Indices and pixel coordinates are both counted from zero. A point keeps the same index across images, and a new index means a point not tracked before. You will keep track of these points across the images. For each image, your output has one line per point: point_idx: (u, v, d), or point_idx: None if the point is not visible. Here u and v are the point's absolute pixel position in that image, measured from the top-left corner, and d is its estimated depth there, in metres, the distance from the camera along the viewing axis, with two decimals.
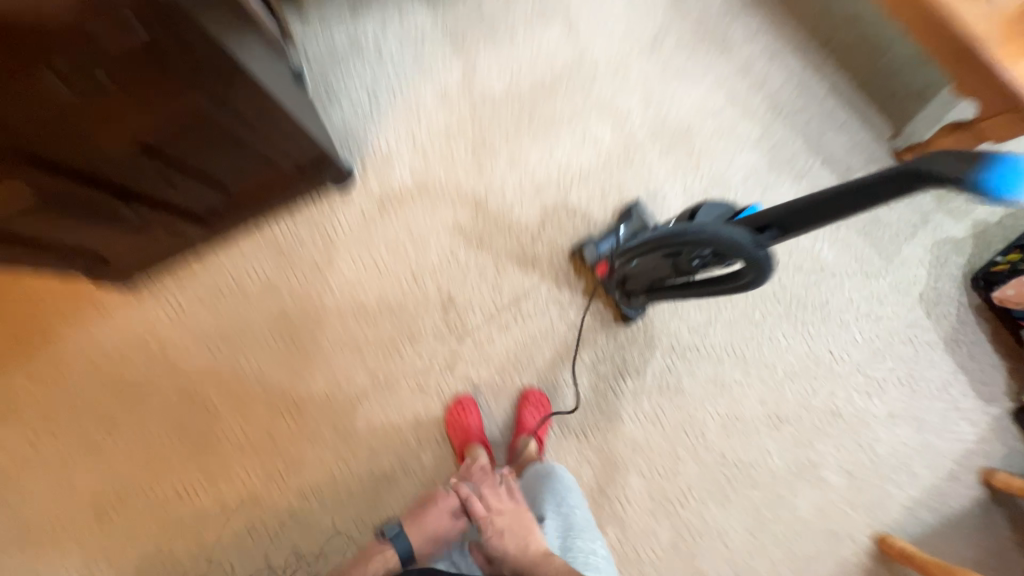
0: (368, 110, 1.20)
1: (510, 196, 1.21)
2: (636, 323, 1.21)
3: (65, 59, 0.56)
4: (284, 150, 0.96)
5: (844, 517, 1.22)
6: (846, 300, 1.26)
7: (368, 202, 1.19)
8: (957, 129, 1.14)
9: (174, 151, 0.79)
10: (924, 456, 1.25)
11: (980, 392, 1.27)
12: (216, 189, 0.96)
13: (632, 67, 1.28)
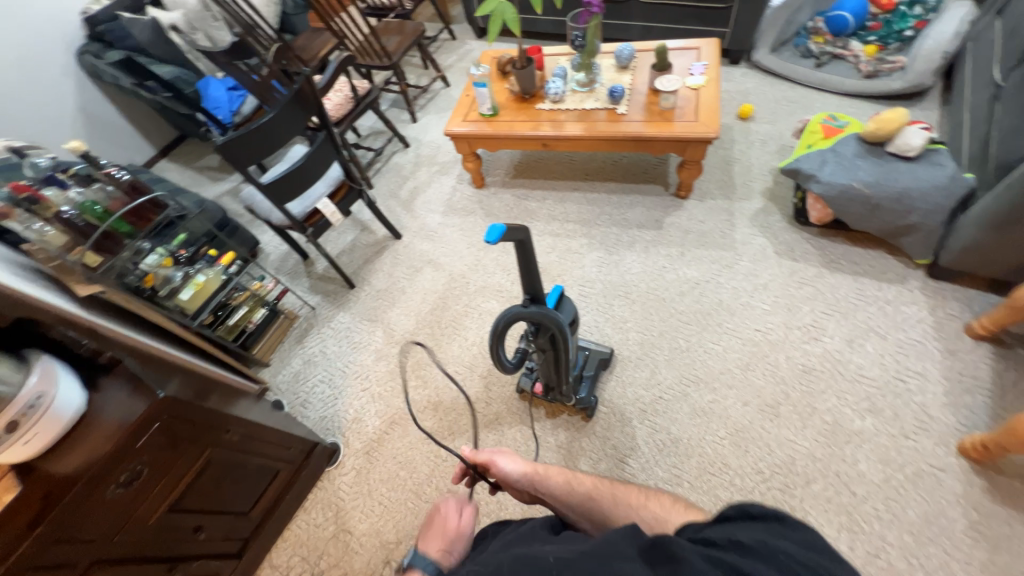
0: (331, 396, 1.60)
1: (455, 385, 1.52)
2: (601, 410, 1.37)
3: (122, 472, 0.88)
4: (279, 456, 1.26)
5: (911, 451, 1.16)
6: (733, 289, 1.52)
7: (358, 459, 1.44)
8: (684, 165, 1.66)
9: (199, 502, 1.08)
10: (909, 353, 1.30)
11: (889, 280, 1.44)
12: (237, 518, 1.19)
13: (487, 260, 1.83)
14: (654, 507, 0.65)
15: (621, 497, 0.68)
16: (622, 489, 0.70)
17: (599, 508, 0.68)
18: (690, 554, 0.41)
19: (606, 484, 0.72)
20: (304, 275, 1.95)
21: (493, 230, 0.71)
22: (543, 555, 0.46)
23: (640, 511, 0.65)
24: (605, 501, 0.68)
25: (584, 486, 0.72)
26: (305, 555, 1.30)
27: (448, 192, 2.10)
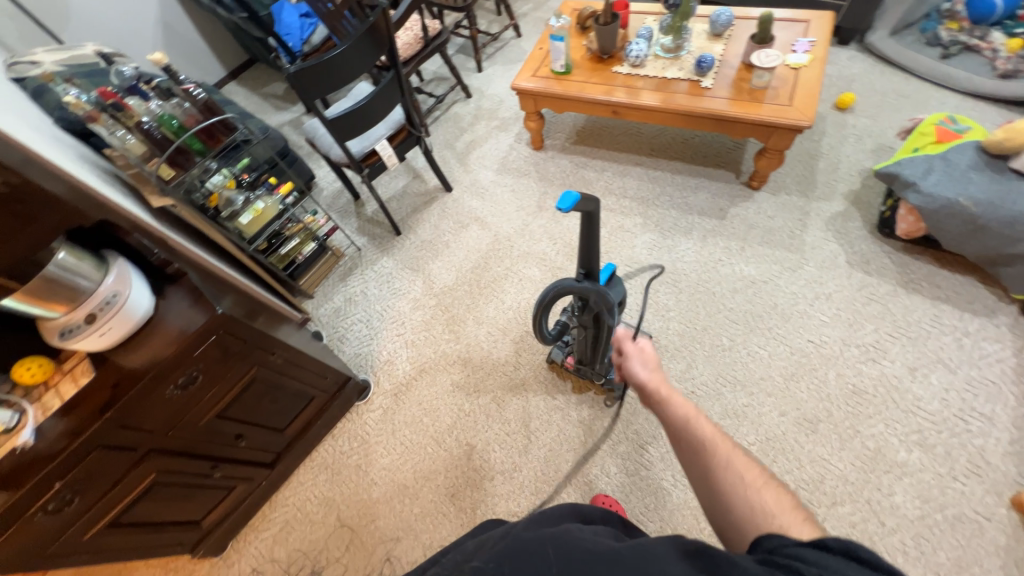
0: (367, 336, 1.66)
1: (487, 345, 1.54)
2: (629, 394, 1.35)
3: (181, 375, 0.96)
4: (315, 384, 1.33)
5: (956, 494, 1.09)
6: (792, 295, 1.42)
7: (386, 399, 1.51)
8: (764, 152, 1.52)
9: (243, 413, 1.16)
10: (979, 392, 1.19)
11: (973, 311, 1.30)
12: (274, 433, 1.28)
13: (535, 225, 1.79)
14: (768, 498, 0.53)
15: (735, 465, 0.57)
16: (740, 459, 0.58)
17: (704, 458, 0.59)
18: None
19: (725, 443, 0.59)
20: (354, 215, 1.98)
21: (566, 197, 0.69)
22: (573, 542, 0.47)
23: (751, 495, 0.54)
24: (715, 461, 0.58)
25: (702, 432, 0.61)
26: (329, 476, 1.40)
27: (505, 150, 2.04)
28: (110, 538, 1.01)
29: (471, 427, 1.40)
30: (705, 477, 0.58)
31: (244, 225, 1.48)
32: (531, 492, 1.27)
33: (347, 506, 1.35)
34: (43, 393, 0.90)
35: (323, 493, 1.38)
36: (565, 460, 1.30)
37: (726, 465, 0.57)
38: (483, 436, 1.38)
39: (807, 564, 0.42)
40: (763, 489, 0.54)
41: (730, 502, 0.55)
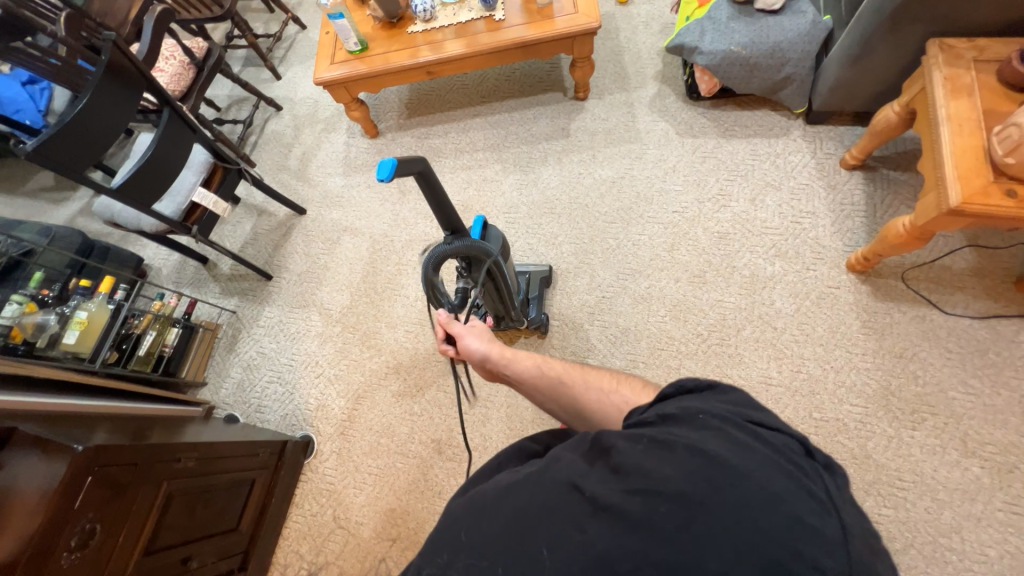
0: (286, 393, 1.52)
1: (410, 343, 1.51)
2: (554, 324, 1.42)
3: (71, 534, 0.79)
4: (248, 465, 1.21)
5: (813, 280, 1.34)
6: (647, 178, 1.57)
7: (335, 442, 1.42)
8: (576, 63, 1.61)
9: (177, 535, 1.01)
10: (801, 196, 1.45)
11: (776, 134, 1.55)
12: (227, 535, 1.15)
13: (405, 211, 1.73)
14: (625, 391, 0.70)
15: (590, 380, 0.72)
16: (591, 374, 0.74)
17: (572, 389, 0.73)
18: (617, 440, 0.47)
19: (578, 369, 0.75)
20: (210, 280, 1.75)
21: (383, 166, 0.66)
22: (488, 489, 0.50)
23: (612, 396, 0.69)
24: (574, 386, 0.73)
25: (555, 371, 0.76)
26: (312, 543, 1.32)
27: (342, 150, 1.91)
28: None
29: (429, 424, 1.38)
30: (580, 404, 0.72)
31: (73, 344, 1.23)
32: None
33: (345, 560, 1.28)
34: None
35: (314, 563, 1.29)
36: (524, 409, 1.35)
37: (585, 383, 0.72)
38: (444, 426, 1.37)
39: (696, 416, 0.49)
40: (619, 387, 0.71)
41: (600, 410, 0.69)
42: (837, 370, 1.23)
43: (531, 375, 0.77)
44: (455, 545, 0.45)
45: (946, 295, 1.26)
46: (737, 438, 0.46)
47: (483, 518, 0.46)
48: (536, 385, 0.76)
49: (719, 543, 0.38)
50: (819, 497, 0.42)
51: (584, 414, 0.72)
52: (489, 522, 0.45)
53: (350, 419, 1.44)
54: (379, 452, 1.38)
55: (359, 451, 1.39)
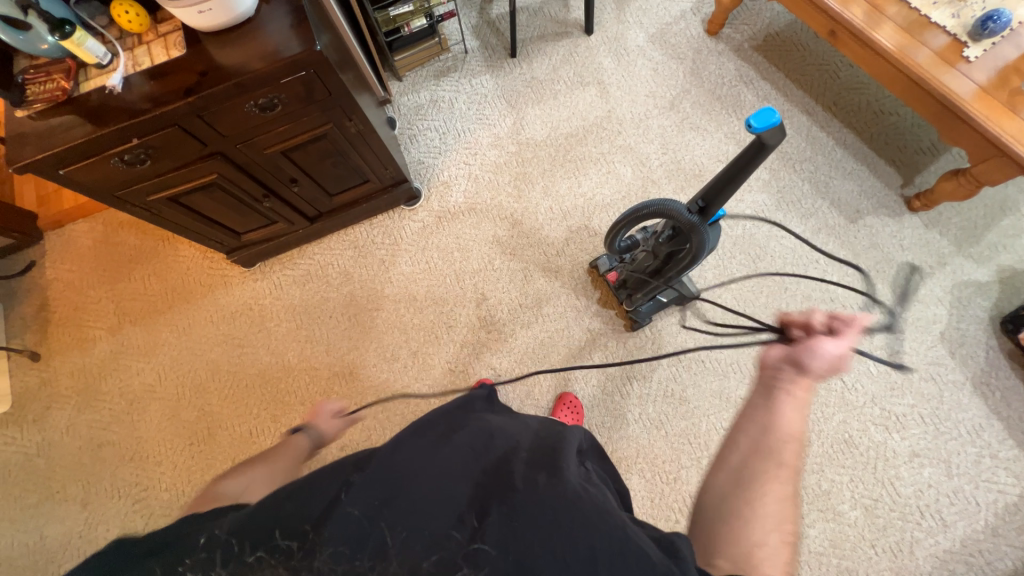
0: (435, 149, 1.58)
1: (542, 218, 1.48)
2: (645, 332, 1.35)
3: (263, 95, 0.93)
4: (374, 169, 1.32)
5: (862, 556, 1.16)
6: (859, 332, 1.31)
7: (429, 217, 1.51)
8: (959, 175, 1.23)
9: (303, 161, 1.17)
10: (956, 504, 1.18)
11: (1018, 441, 1.21)
12: (322, 195, 1.32)
13: (654, 123, 1.55)
14: (780, 551, 0.54)
15: (776, 509, 0.56)
16: (787, 509, 0.57)
17: (759, 467, 0.59)
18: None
19: (791, 486, 0.58)
20: (477, 9, 1.71)
21: (764, 113, 0.67)
22: (567, 479, 0.54)
23: (764, 529, 0.55)
24: (760, 486, 0.58)
25: (786, 457, 0.60)
26: (355, 254, 1.49)
27: (673, 16, 1.65)
28: (167, 212, 1.13)
29: (492, 282, 1.43)
30: (747, 484, 0.58)
31: None
32: (514, 361, 1.36)
33: (360, 286, 1.46)
34: (135, 45, 0.90)
35: (343, 266, 1.48)
36: (554, 352, 1.36)
37: (775, 501, 0.57)
38: (497, 295, 1.42)
39: None
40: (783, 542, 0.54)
41: (746, 521, 0.55)
42: None
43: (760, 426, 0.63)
44: (515, 488, 0.53)
45: None
46: None
47: (597, 541, 0.47)
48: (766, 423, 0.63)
49: None
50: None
51: (737, 483, 0.59)
52: (561, 523, 0.49)
53: (452, 216, 1.51)
54: (446, 258, 1.47)
55: (435, 242, 1.49)
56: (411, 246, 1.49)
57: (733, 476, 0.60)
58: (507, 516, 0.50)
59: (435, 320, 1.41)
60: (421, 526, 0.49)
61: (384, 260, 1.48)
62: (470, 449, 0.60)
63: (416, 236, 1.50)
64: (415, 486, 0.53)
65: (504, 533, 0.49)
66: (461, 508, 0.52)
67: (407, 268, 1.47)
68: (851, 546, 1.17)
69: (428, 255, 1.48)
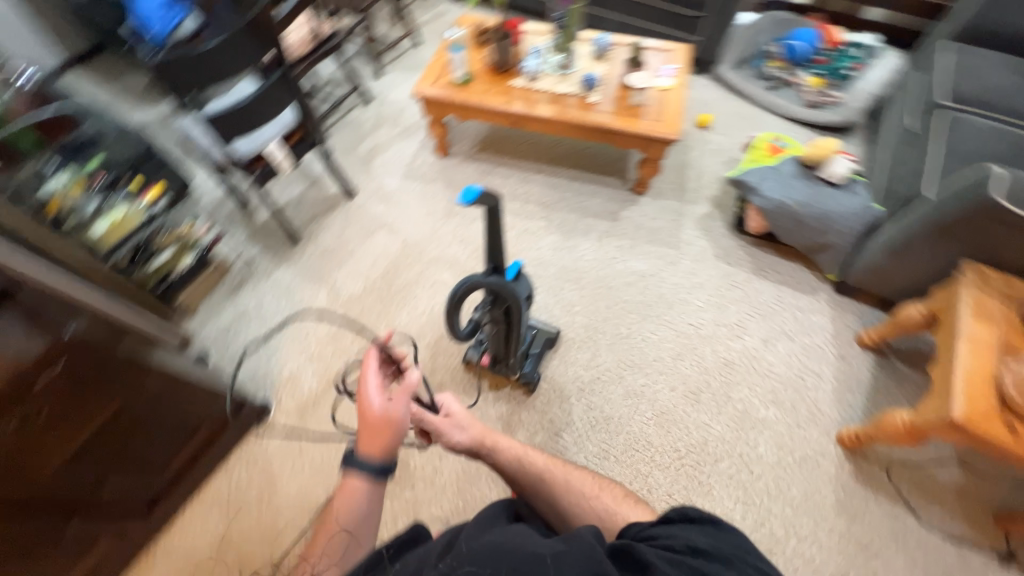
0: (264, 354, 1.51)
1: (401, 352, 1.50)
2: (543, 386, 1.43)
3: (12, 419, 0.78)
4: (199, 412, 1.18)
5: (800, 439, 1.34)
6: (675, 284, 1.63)
7: (291, 420, 1.38)
8: (645, 162, 1.73)
9: (106, 453, 0.98)
10: (811, 355, 1.48)
11: (803, 290, 1.62)
12: (146, 475, 1.10)
13: (445, 231, 1.80)
14: (605, 499, 0.73)
15: (572, 482, 0.75)
16: (576, 474, 0.77)
17: (535, 482, 0.76)
18: (655, 559, 0.49)
19: (557, 465, 0.79)
20: (242, 224, 1.79)
21: (468, 191, 0.77)
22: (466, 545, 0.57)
23: (591, 502, 0.72)
24: (557, 486, 0.75)
25: (536, 464, 0.79)
26: (224, 513, 1.25)
27: (411, 157, 2.02)
28: None
29: None
30: (549, 498, 0.74)
31: (98, 234, 1.28)
32: (454, 494, 1.27)
33: (248, 541, 1.21)
34: None
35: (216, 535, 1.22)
36: None
37: (566, 485, 0.75)
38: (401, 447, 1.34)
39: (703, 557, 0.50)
40: (601, 494, 0.74)
41: (581, 514, 0.71)
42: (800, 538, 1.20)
43: (513, 468, 0.79)
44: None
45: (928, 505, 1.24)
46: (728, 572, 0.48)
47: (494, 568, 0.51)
48: (515, 476, 0.77)
49: None
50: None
51: (556, 514, 0.73)
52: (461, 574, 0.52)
53: (314, 405, 1.41)
54: (330, 447, 1.34)
55: (311, 440, 1.35)
56: (287, 461, 1.32)
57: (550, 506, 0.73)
58: None
59: None
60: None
61: (264, 496, 1.27)
62: None
63: (287, 447, 1.34)
64: None
65: None
66: None
67: (293, 487, 1.28)
68: (789, 437, 1.34)
69: (310, 457, 1.32)
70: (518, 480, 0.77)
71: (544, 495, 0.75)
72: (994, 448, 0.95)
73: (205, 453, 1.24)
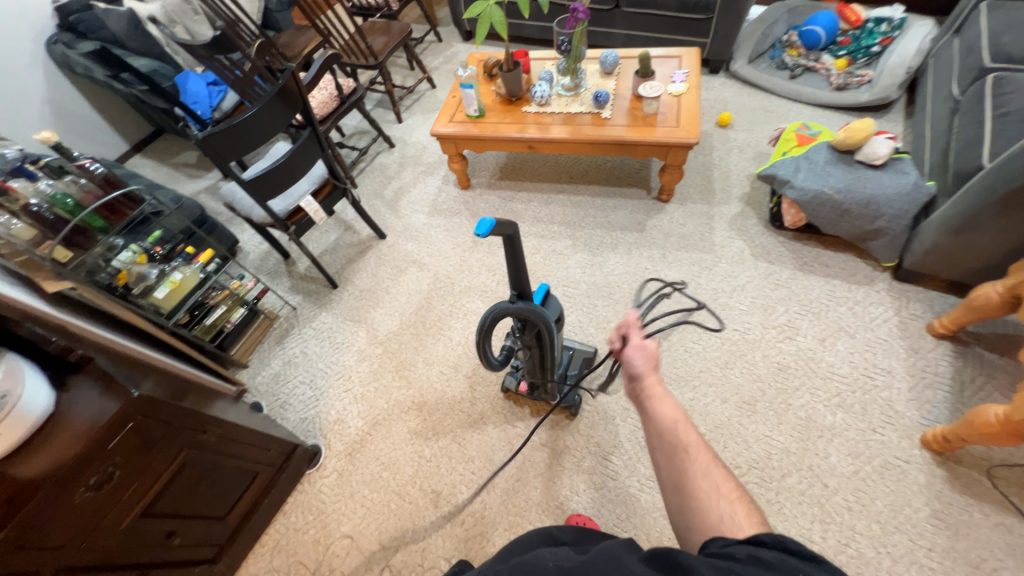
0: (313, 397, 1.57)
1: (440, 384, 1.52)
2: (586, 408, 1.39)
3: (93, 474, 0.84)
4: (256, 458, 1.23)
5: (878, 445, 1.21)
6: (714, 290, 1.57)
7: (341, 461, 1.42)
8: (666, 169, 1.70)
9: (172, 505, 1.03)
10: (877, 352, 1.36)
11: (857, 282, 1.51)
12: (211, 523, 1.15)
13: (473, 260, 1.83)
14: (738, 510, 0.55)
15: (710, 476, 0.59)
16: (719, 472, 0.59)
17: (674, 450, 0.63)
18: (700, 565, 0.42)
19: (703, 452, 0.61)
20: (286, 275, 1.91)
21: (482, 223, 0.76)
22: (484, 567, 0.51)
23: (710, 505, 0.56)
24: (688, 468, 0.60)
25: (686, 437, 0.64)
26: (285, 558, 1.28)
27: (434, 193, 2.09)
28: None
29: (436, 473, 1.34)
30: (681, 473, 0.61)
31: (161, 299, 1.40)
32: (506, 528, 1.23)
33: None
34: None
35: None
36: (532, 488, 1.28)
37: (704, 472, 0.59)
38: (449, 481, 1.33)
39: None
40: (735, 501, 0.56)
41: (701, 506, 0.57)
42: (895, 560, 1.07)
43: (654, 428, 0.67)
44: None
45: None
46: None
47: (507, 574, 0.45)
48: (654, 433, 0.66)
49: None
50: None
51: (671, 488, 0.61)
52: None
53: (362, 444, 1.44)
54: (380, 486, 1.35)
55: (361, 481, 1.37)
56: (340, 503, 1.34)
57: (671, 481, 0.62)
58: None
59: (406, 557, 1.22)
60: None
61: (321, 539, 1.29)
62: None
63: (339, 489, 1.36)
64: None
65: None
66: None
67: (347, 528, 1.29)
68: (864, 443, 1.22)
69: (361, 498, 1.34)
70: (656, 440, 0.66)
71: (668, 469, 0.62)
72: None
73: (261, 501, 1.28)
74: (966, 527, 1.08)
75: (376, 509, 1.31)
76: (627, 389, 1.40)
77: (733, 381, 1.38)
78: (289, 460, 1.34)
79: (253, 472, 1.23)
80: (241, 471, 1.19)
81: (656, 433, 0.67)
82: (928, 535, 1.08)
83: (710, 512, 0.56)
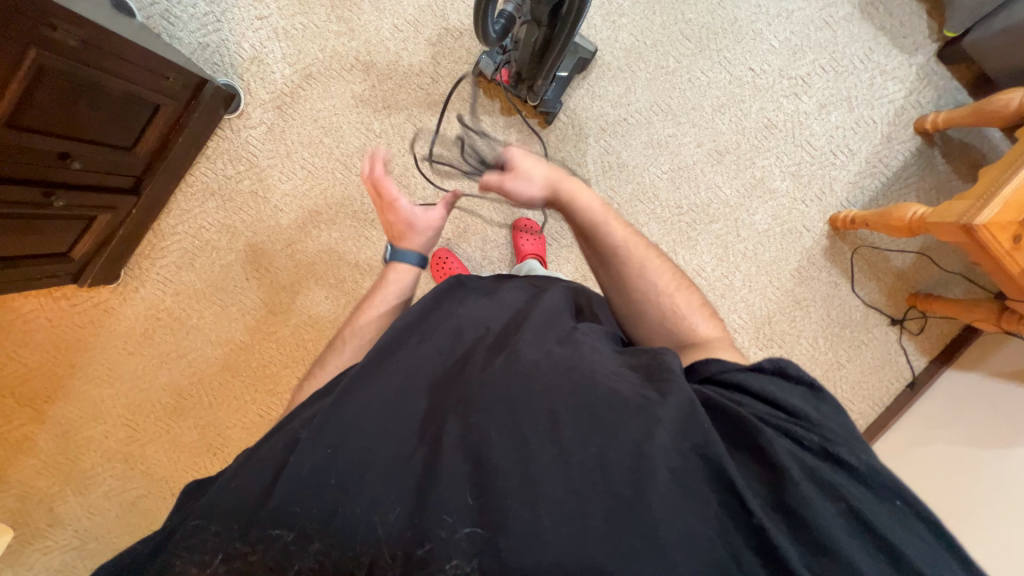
0: (210, 16, 1.14)
1: (393, 45, 1.19)
2: (561, 120, 1.26)
3: None
4: (151, 87, 0.95)
5: (798, 214, 1.37)
6: (755, 9, 1.27)
7: (268, 113, 1.19)
8: None
9: (45, 120, 0.81)
10: (859, 131, 1.33)
11: (900, 47, 1.31)
12: (116, 153, 0.98)
13: None
14: (679, 301, 0.73)
15: (649, 268, 0.75)
16: (655, 261, 0.76)
17: (620, 258, 0.75)
18: (784, 456, 0.48)
19: (642, 248, 0.77)
20: None
21: None
22: (525, 357, 0.56)
23: (665, 300, 0.73)
24: (635, 265, 0.75)
25: (620, 239, 0.76)
26: (219, 204, 1.22)
27: None
28: None
29: (386, 151, 1.22)
30: (626, 279, 0.75)
31: None
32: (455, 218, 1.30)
33: (254, 233, 1.24)
34: None
35: (219, 223, 1.23)
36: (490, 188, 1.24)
37: (644, 271, 0.75)
38: (399, 163, 1.23)
39: (815, 426, 0.51)
40: (675, 294, 0.73)
41: (651, 305, 0.73)
42: (751, 293, 1.40)
43: (592, 238, 0.78)
44: (481, 379, 0.55)
45: (866, 281, 1.43)
46: (833, 456, 0.49)
47: (573, 396, 0.52)
48: (596, 238, 0.77)
49: (789, 534, 0.46)
50: (931, 540, 0.46)
51: (619, 283, 0.76)
52: (536, 394, 0.52)
53: (293, 99, 1.19)
54: (320, 153, 1.21)
55: (296, 142, 1.21)
56: (275, 161, 1.21)
57: (624, 288, 0.75)
58: (462, 413, 0.53)
59: (352, 224, 1.24)
60: (469, 517, 0.47)
61: (257, 193, 1.22)
62: (411, 361, 0.60)
63: (271, 148, 1.20)
64: (361, 425, 0.53)
65: (464, 430, 0.51)
66: (419, 425, 0.53)
67: (286, 188, 1.22)
68: (789, 210, 1.36)
69: (300, 161, 1.21)
70: (592, 250, 0.78)
71: (623, 273, 0.75)
72: (989, 256, 0.97)
73: (172, 140, 1.10)
74: (811, 281, 1.41)
75: (318, 175, 1.22)
76: (610, 109, 1.26)
77: (719, 127, 1.30)
78: (197, 99, 1.08)
79: (149, 102, 0.97)
80: (134, 100, 0.94)
81: (594, 250, 0.77)
82: (784, 280, 1.40)
83: (656, 309, 0.72)
